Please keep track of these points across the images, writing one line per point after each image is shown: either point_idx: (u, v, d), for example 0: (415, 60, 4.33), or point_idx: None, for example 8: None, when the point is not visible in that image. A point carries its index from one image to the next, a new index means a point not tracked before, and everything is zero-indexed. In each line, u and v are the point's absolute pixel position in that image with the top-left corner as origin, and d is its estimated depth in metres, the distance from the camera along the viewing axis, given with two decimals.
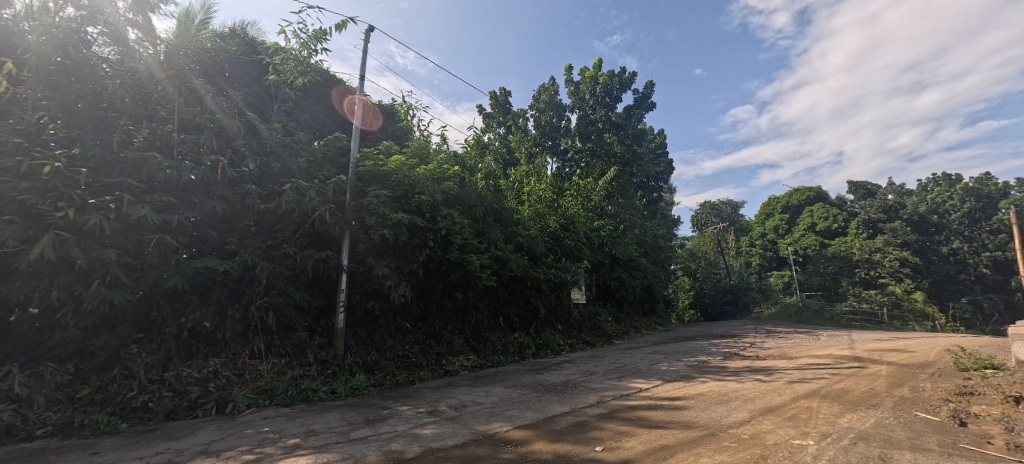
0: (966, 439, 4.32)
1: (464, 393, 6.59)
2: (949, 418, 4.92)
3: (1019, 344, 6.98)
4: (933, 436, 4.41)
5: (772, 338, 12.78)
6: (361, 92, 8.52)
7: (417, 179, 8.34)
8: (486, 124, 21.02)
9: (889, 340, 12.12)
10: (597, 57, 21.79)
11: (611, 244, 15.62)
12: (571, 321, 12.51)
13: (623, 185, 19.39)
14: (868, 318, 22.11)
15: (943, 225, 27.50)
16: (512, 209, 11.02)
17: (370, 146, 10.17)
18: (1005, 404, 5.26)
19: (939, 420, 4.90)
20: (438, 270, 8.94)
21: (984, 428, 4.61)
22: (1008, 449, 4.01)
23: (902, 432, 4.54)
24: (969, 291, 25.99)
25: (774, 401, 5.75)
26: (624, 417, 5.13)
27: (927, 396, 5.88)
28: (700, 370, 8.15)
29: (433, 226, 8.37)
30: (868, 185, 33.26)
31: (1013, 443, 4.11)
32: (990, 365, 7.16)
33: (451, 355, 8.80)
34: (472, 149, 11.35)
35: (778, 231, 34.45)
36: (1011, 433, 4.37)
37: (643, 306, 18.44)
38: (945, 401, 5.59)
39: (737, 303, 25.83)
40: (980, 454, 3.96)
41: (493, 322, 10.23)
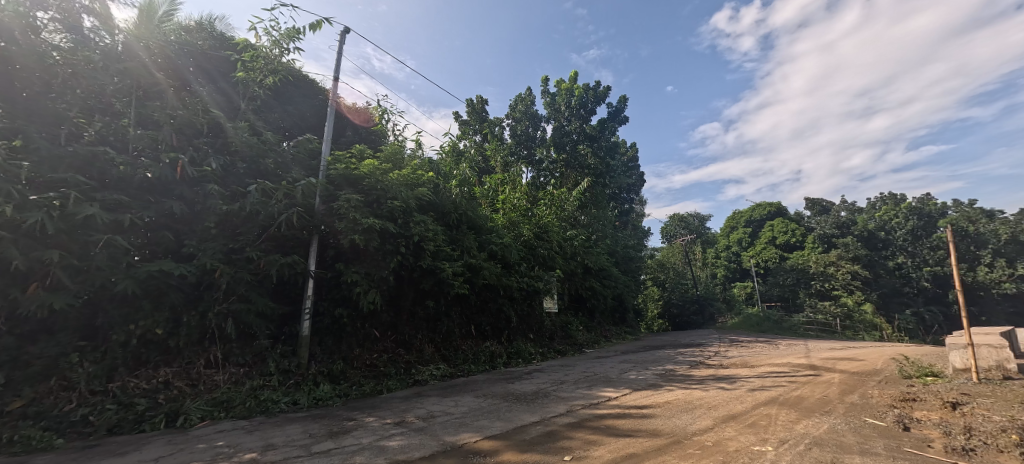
0: (909, 443, 4.64)
1: (433, 403, 6.45)
2: (893, 423, 5.28)
3: (957, 354, 7.61)
4: (879, 440, 4.71)
5: (736, 347, 13.30)
6: (335, 93, 8.30)
7: (390, 184, 8.08)
8: (463, 132, 21.00)
9: (842, 349, 12.86)
10: (573, 70, 22.34)
11: (584, 254, 15.87)
12: (543, 329, 12.55)
13: (595, 195, 19.97)
14: (823, 328, 23.54)
15: (889, 241, 29.63)
16: (486, 217, 11.04)
17: (344, 149, 9.91)
18: (943, 410, 5.69)
19: (885, 425, 5.24)
20: (410, 277, 8.77)
21: (925, 432, 4.97)
22: (945, 452, 4.34)
23: (852, 436, 4.82)
24: (912, 302, 28.06)
25: (736, 408, 5.96)
26: (592, 426, 5.18)
27: (874, 403, 6.28)
28: (668, 378, 8.36)
29: (406, 232, 8.18)
30: (822, 202, 35.46)
31: (950, 446, 4.46)
32: (930, 373, 7.80)
33: (421, 363, 8.59)
34: (447, 155, 11.27)
35: (741, 244, 36.16)
36: (948, 437, 4.74)
37: (614, 315, 18.80)
38: (889, 407, 6.01)
39: (703, 313, 26.79)
40: (920, 456, 4.27)
41: (464, 331, 10.12)
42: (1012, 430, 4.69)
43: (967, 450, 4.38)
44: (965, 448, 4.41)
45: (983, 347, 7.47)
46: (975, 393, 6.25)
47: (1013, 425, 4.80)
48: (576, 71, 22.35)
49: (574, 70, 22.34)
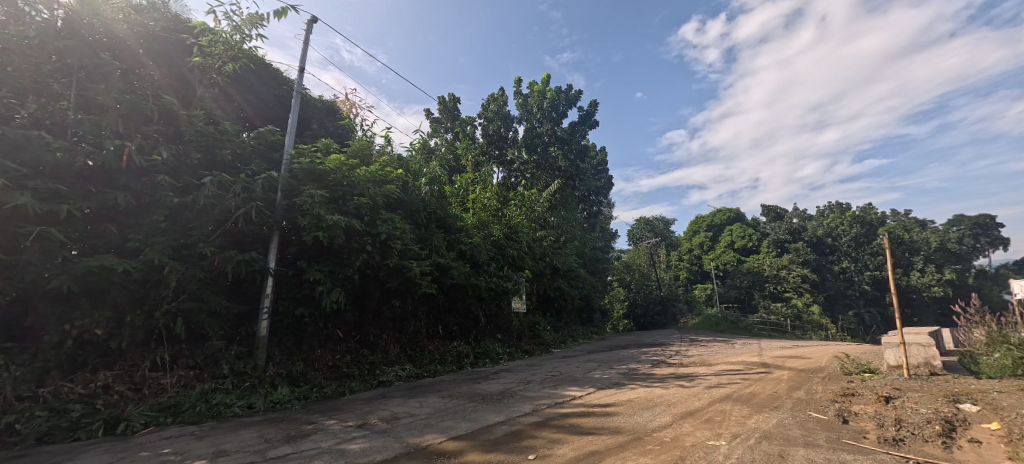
0: (847, 435, 4.96)
1: (398, 404, 6.32)
2: (834, 417, 5.64)
3: (891, 352, 8.22)
4: (822, 433, 5.02)
5: (695, 347, 13.81)
6: (300, 84, 7.99)
7: (357, 180, 7.84)
8: (434, 129, 20.72)
9: (791, 348, 13.61)
10: (546, 72, 22.60)
11: (553, 254, 16.05)
12: (510, 329, 12.57)
13: (564, 198, 20.25)
14: (776, 328, 24.82)
15: (835, 247, 31.65)
16: (456, 216, 10.96)
17: (308, 142, 9.53)
18: (878, 403, 6.13)
19: (827, 418, 5.59)
20: (376, 276, 8.56)
21: (862, 424, 5.34)
22: (879, 443, 4.67)
23: (797, 430, 5.11)
24: (854, 304, 30.13)
25: (693, 405, 6.19)
26: (556, 425, 5.23)
27: (818, 398, 6.68)
28: (631, 377, 8.57)
29: (373, 230, 7.96)
30: (777, 209, 37.44)
31: (883, 437, 4.80)
32: (867, 369, 8.36)
33: (386, 364, 8.40)
34: (418, 152, 11.07)
35: (703, 248, 37.55)
36: (881, 428, 5.10)
37: (581, 315, 19.10)
38: (831, 401, 6.41)
39: (666, 313, 27.62)
40: (857, 446, 4.57)
41: (431, 331, 10.01)
42: (936, 421, 5.11)
43: (897, 440, 4.74)
44: (895, 438, 4.77)
45: (913, 345, 8.03)
46: (905, 388, 6.77)
47: (937, 417, 5.22)
48: (549, 73, 22.64)
49: (547, 72, 22.61)
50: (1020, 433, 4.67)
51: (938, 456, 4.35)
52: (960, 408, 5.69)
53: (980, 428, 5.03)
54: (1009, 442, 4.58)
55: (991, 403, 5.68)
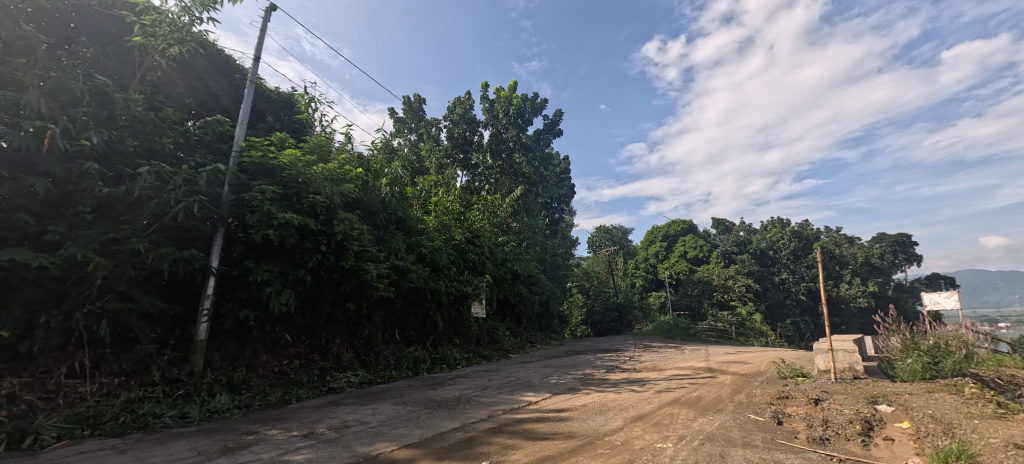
0: (781, 435, 5.28)
1: (348, 412, 6.07)
2: (770, 418, 5.98)
3: (821, 358, 8.87)
4: (759, 434, 5.31)
5: (648, 352, 14.26)
6: (255, 73, 7.58)
7: (313, 177, 7.49)
8: (397, 129, 20.28)
9: (735, 354, 14.39)
10: (513, 79, 22.87)
11: (514, 260, 16.09)
12: (469, 334, 12.45)
13: (526, 204, 20.41)
14: (722, 335, 26.18)
15: (776, 259, 34.11)
16: (417, 219, 10.75)
17: (261, 135, 9.00)
18: (808, 405, 6.58)
19: (764, 420, 5.93)
20: (331, 278, 8.22)
21: (794, 425, 5.70)
22: (809, 442, 5.00)
23: (737, 431, 5.38)
24: (791, 313, 32.35)
25: (644, 409, 6.38)
26: (512, 431, 5.21)
27: (757, 401, 7.09)
28: (586, 382, 8.72)
29: (329, 230, 7.62)
30: (726, 222, 39.66)
31: (812, 437, 5.14)
32: (800, 373, 8.97)
33: (338, 370, 8.04)
34: (380, 152, 10.77)
35: (658, 257, 38.89)
36: (811, 428, 5.47)
37: (541, 321, 19.26)
38: (768, 404, 6.80)
39: (622, 320, 28.40)
40: (789, 446, 4.86)
41: (387, 335, 9.74)
42: (857, 421, 5.53)
43: (824, 439, 5.09)
44: (822, 437, 5.11)
45: (840, 352, 8.73)
46: (833, 390, 7.31)
47: (858, 417, 5.66)
48: (515, 80, 22.92)
49: (513, 79, 22.88)
50: (926, 431, 5.16)
51: (858, 453, 4.72)
52: (878, 409, 6.21)
53: (893, 427, 5.51)
54: (917, 439, 5.04)
55: (903, 404, 6.25)
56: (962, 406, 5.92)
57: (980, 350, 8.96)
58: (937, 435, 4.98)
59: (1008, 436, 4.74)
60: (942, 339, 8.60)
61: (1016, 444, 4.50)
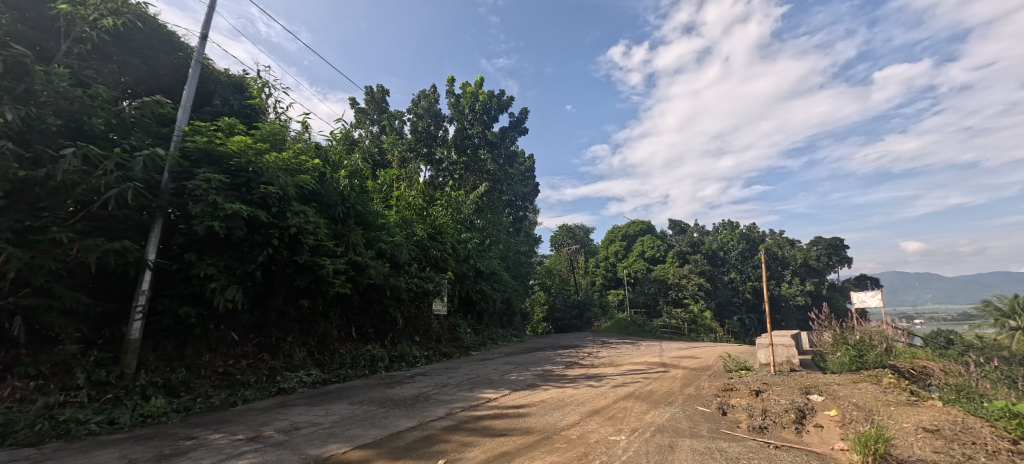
0: (725, 425, 5.57)
1: (299, 413, 5.79)
2: (716, 409, 6.30)
3: (762, 352, 9.44)
4: (705, 424, 5.58)
5: (606, 348, 14.63)
6: (202, 53, 7.06)
7: (265, 166, 7.08)
8: (358, 120, 19.60)
9: (687, 349, 15.05)
10: (479, 75, 22.75)
11: (477, 257, 16.03)
12: (429, 331, 12.27)
13: (491, 201, 20.35)
14: (675, 331, 27.28)
15: (726, 259, 36.98)
16: (377, 213, 10.45)
17: (206, 119, 8.39)
18: (750, 396, 7.00)
19: (710, 411, 6.23)
20: (283, 273, 7.85)
21: (736, 415, 6.03)
22: (751, 431, 5.30)
23: (686, 422, 5.62)
24: (738, 310, 34.26)
25: (600, 403, 6.53)
26: (469, 428, 5.17)
27: (704, 393, 7.45)
28: (545, 378, 8.82)
29: (281, 223, 7.24)
30: (681, 224, 41.44)
31: (753, 426, 5.46)
32: (744, 367, 9.51)
33: (289, 369, 7.65)
34: (339, 142, 10.36)
35: (619, 256, 39.15)
36: (751, 418, 5.81)
37: (502, 318, 19.30)
38: (714, 396, 7.16)
39: (582, 317, 28.93)
40: (732, 435, 5.14)
41: (343, 333, 9.42)
42: (792, 410, 5.92)
43: (763, 427, 5.41)
44: (762, 426, 5.44)
45: (779, 346, 9.32)
46: (772, 382, 7.81)
47: (793, 406, 6.07)
48: (482, 76, 22.82)
49: (480, 75, 22.77)
50: (851, 418, 5.61)
51: (792, 439, 5.06)
52: (810, 398, 6.68)
53: (823, 415, 5.95)
54: (843, 426, 5.47)
55: (832, 393, 6.76)
56: (881, 394, 6.49)
57: (898, 344, 9.88)
58: (859, 421, 5.43)
59: (918, 420, 5.24)
60: (867, 334, 9.38)
61: (925, 428, 4.99)
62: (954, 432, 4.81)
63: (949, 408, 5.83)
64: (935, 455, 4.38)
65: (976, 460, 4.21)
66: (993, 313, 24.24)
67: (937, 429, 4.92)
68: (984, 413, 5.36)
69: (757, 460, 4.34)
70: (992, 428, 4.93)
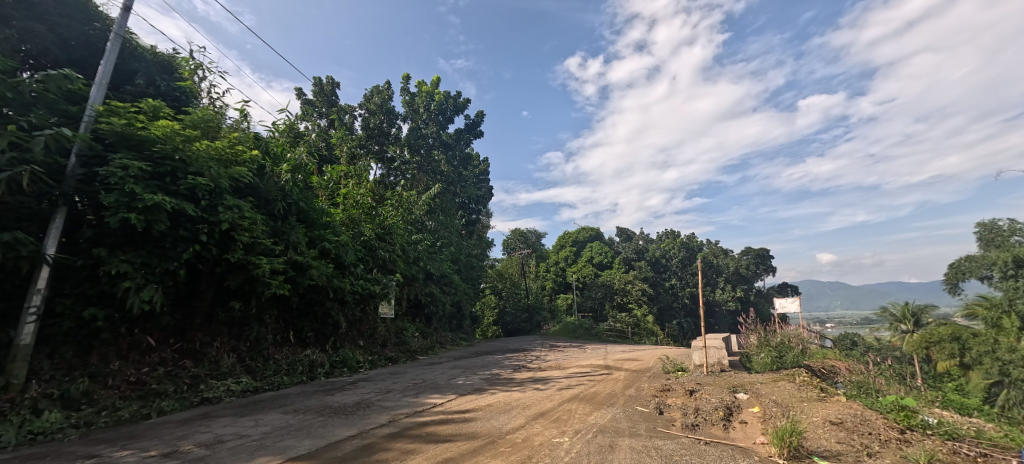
0: (661, 424, 5.82)
1: (225, 425, 5.31)
2: (653, 409, 6.56)
3: (696, 354, 9.99)
4: (643, 424, 5.80)
5: (553, 352, 14.85)
6: (124, 25, 6.36)
7: (195, 155, 6.48)
8: (305, 112, 18.59)
9: (629, 352, 15.63)
10: (436, 74, 22.51)
11: (427, 259, 15.73)
12: (374, 335, 11.82)
13: (443, 202, 20.05)
14: (620, 335, 28.30)
15: (667, 266, 39.08)
16: (322, 210, 9.94)
17: (126, 100, 7.55)
18: (684, 395, 7.38)
19: (648, 411, 6.49)
20: (211, 272, 7.22)
21: (672, 414, 6.33)
22: (684, 428, 5.58)
23: (626, 423, 5.80)
24: (677, 315, 36.20)
25: (546, 406, 6.58)
26: (413, 435, 5.00)
27: (643, 394, 7.75)
28: (492, 382, 8.77)
29: (211, 218, 6.65)
30: (628, 232, 43.24)
31: (686, 423, 5.75)
32: (680, 368, 10.02)
33: (214, 378, 7.01)
34: (283, 134, 9.76)
35: (567, 261, 40.22)
36: (685, 416, 6.12)
37: (451, 321, 19.02)
38: (653, 396, 7.46)
39: (531, 321, 29.20)
40: (667, 433, 5.37)
41: (278, 337, 8.82)
42: (721, 408, 6.29)
43: (695, 425, 5.71)
44: (694, 423, 5.74)
45: (712, 349, 9.90)
46: (704, 382, 8.28)
47: (722, 404, 6.46)
48: (438, 76, 22.59)
49: (436, 75, 22.54)
50: (770, 414, 6.07)
51: (720, 435, 5.38)
52: (737, 397, 7.15)
53: (747, 412, 6.38)
54: (763, 421, 5.89)
55: (755, 391, 7.28)
56: (797, 391, 7.07)
57: (812, 346, 10.86)
58: (776, 417, 5.88)
59: (826, 414, 5.76)
60: (787, 337, 10.22)
61: (831, 421, 5.50)
62: (854, 424, 5.33)
63: (851, 402, 6.47)
64: (839, 445, 4.84)
65: (872, 449, 4.69)
66: (889, 317, 27.43)
67: (841, 422, 5.43)
68: (878, 406, 6.00)
69: (689, 456, 4.54)
70: (885, 419, 5.51)
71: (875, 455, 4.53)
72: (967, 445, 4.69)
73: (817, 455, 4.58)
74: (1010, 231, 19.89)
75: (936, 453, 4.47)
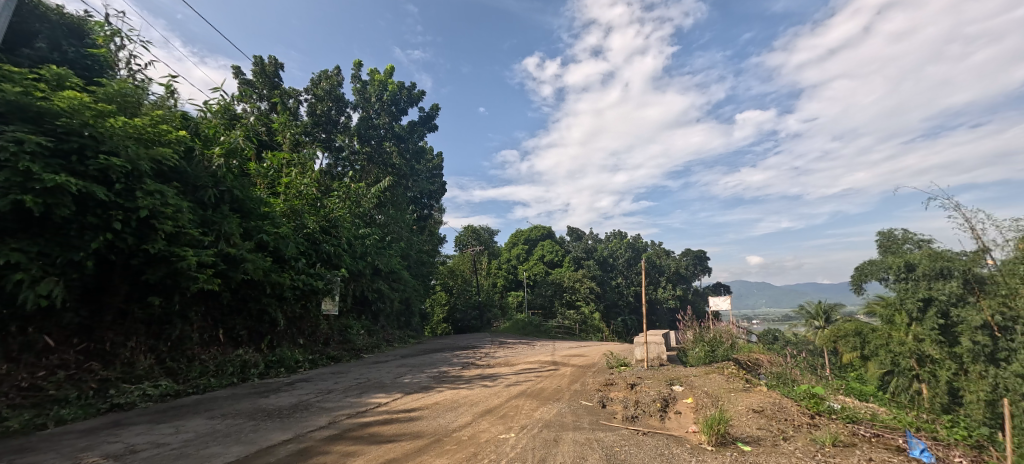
0: (604, 416, 6.00)
1: (138, 433, 4.79)
2: (596, 403, 6.75)
3: (638, 350, 10.41)
4: (587, 417, 5.95)
5: (502, 348, 14.89)
6: None
7: (109, 132, 5.80)
8: (243, 92, 17.27)
9: (575, 348, 16.05)
10: (389, 63, 21.86)
11: (375, 254, 15.20)
12: (316, 333, 11.24)
13: (394, 196, 19.46)
14: (568, 331, 28.92)
15: (614, 266, 40.60)
16: (259, 200, 9.29)
17: (23, 65, 6.57)
18: (626, 389, 7.67)
19: (591, 405, 6.67)
20: (126, 264, 6.51)
21: (613, 407, 6.55)
22: (625, 420, 5.79)
23: (571, 417, 5.92)
24: (621, 312, 37.72)
25: (493, 403, 6.56)
26: (354, 436, 4.78)
27: (588, 388, 7.97)
28: (439, 379, 8.64)
29: (127, 203, 5.96)
30: (578, 232, 44.43)
31: (627, 415, 5.97)
32: (623, 363, 10.41)
33: (128, 382, 6.30)
34: (217, 115, 8.99)
35: (519, 259, 40.58)
36: (626, 408, 6.35)
37: (399, 319, 18.54)
38: (596, 390, 7.70)
39: (481, 318, 29.01)
40: (609, 425, 5.54)
41: (204, 336, 8.11)
42: (658, 400, 6.60)
43: (635, 417, 5.94)
44: (634, 415, 5.98)
45: (652, 345, 10.36)
46: (644, 376, 8.66)
47: (659, 396, 6.78)
48: (392, 65, 21.95)
49: (390, 64, 21.90)
50: (702, 404, 6.45)
51: (657, 425, 5.64)
52: (673, 389, 7.54)
53: (681, 403, 6.73)
54: (695, 411, 6.25)
55: (689, 384, 7.72)
56: (725, 382, 7.59)
57: (741, 341, 11.70)
58: (707, 407, 6.27)
59: (749, 403, 6.21)
60: (719, 333, 10.92)
61: (754, 409, 5.93)
62: (773, 411, 5.79)
63: (771, 392, 7.04)
64: (759, 431, 5.23)
65: (786, 433, 5.11)
66: (805, 315, 30.31)
67: (762, 410, 5.87)
68: (793, 394, 6.57)
69: (628, 447, 4.71)
70: (798, 406, 6.03)
71: (789, 438, 4.95)
72: (864, 427, 5.26)
73: (741, 441, 4.92)
74: (902, 239, 22.53)
75: (839, 435, 4.97)
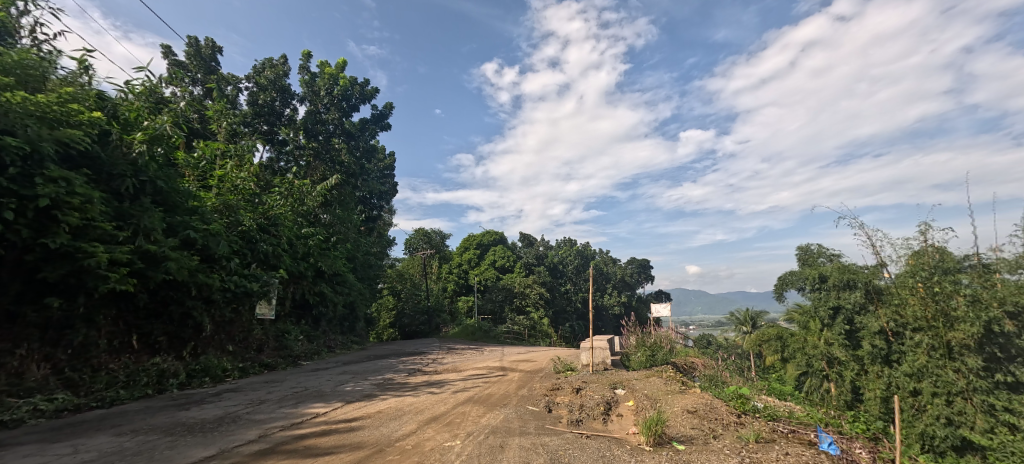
0: (551, 421, 6.05)
1: (25, 455, 4.16)
2: (543, 407, 6.78)
3: (584, 355, 10.64)
4: (533, 422, 5.96)
5: (450, 354, 14.63)
6: None
7: (5, 107, 5.07)
8: (174, 75, 15.85)
9: (524, 353, 16.12)
10: (341, 57, 21.02)
11: (318, 255, 14.42)
12: (248, 339, 10.44)
13: (342, 194, 18.63)
14: (517, 337, 29.02)
15: (563, 273, 41.37)
16: (188, 193, 8.52)
17: None
18: (571, 393, 7.80)
19: (537, 409, 6.70)
20: (19, 261, 5.69)
21: (559, 411, 6.62)
22: (570, 424, 5.87)
23: (517, 422, 5.90)
24: (569, 317, 38.50)
25: (438, 410, 6.39)
26: (286, 450, 4.45)
27: (534, 393, 8.01)
28: (383, 387, 8.30)
29: (23, 191, 5.22)
30: (530, 238, 44.88)
31: (573, 419, 6.06)
32: (569, 368, 10.59)
33: (15, 396, 5.47)
34: (141, 97, 8.14)
35: (471, 263, 40.27)
36: (571, 412, 6.44)
37: (342, 324, 17.66)
38: (542, 395, 7.75)
39: (430, 323, 28.34)
40: (554, 430, 5.59)
41: (114, 342, 7.26)
42: (601, 403, 6.76)
43: (579, 421, 6.03)
44: (578, 419, 6.07)
45: (597, 349, 10.65)
46: (589, 380, 8.86)
47: (602, 399, 6.95)
48: (344, 58, 21.13)
49: (342, 57, 21.06)
50: (642, 406, 6.69)
51: (599, 429, 5.77)
52: (616, 392, 7.76)
53: (623, 406, 6.95)
54: (636, 413, 6.47)
55: (630, 387, 8.01)
56: (664, 385, 7.95)
57: (678, 346, 12.32)
58: (646, 408, 6.52)
59: (684, 404, 6.52)
60: (658, 338, 11.44)
61: (688, 409, 6.24)
62: (705, 411, 6.13)
63: (704, 393, 7.44)
64: (692, 430, 5.51)
65: (717, 432, 5.41)
66: (735, 320, 32.60)
67: (695, 410, 6.19)
68: (723, 395, 6.98)
69: (572, 450, 4.76)
70: (727, 406, 6.41)
71: (718, 437, 5.24)
72: (783, 424, 5.70)
73: (676, 440, 5.15)
74: (817, 252, 24.90)
75: (762, 431, 5.35)
